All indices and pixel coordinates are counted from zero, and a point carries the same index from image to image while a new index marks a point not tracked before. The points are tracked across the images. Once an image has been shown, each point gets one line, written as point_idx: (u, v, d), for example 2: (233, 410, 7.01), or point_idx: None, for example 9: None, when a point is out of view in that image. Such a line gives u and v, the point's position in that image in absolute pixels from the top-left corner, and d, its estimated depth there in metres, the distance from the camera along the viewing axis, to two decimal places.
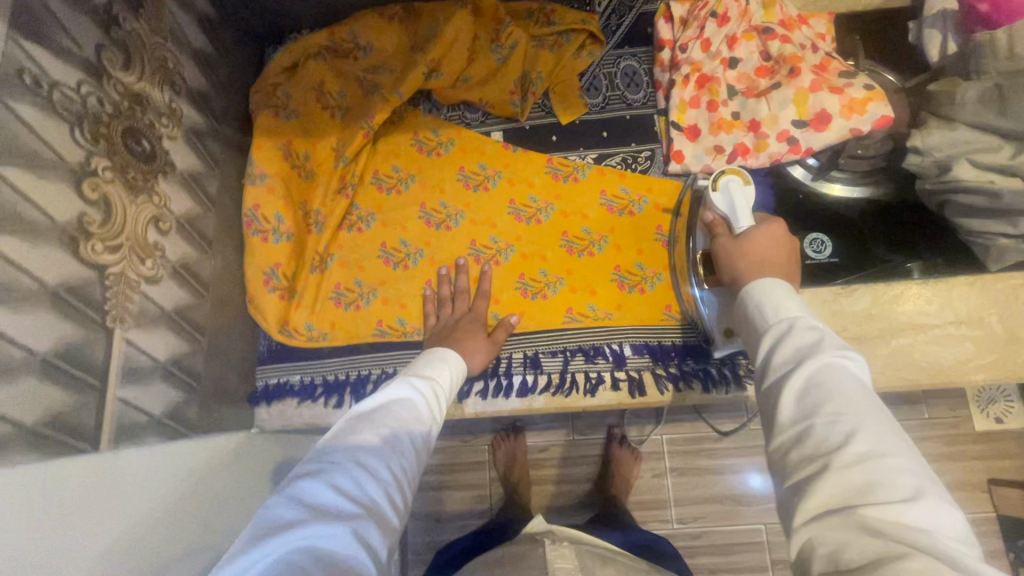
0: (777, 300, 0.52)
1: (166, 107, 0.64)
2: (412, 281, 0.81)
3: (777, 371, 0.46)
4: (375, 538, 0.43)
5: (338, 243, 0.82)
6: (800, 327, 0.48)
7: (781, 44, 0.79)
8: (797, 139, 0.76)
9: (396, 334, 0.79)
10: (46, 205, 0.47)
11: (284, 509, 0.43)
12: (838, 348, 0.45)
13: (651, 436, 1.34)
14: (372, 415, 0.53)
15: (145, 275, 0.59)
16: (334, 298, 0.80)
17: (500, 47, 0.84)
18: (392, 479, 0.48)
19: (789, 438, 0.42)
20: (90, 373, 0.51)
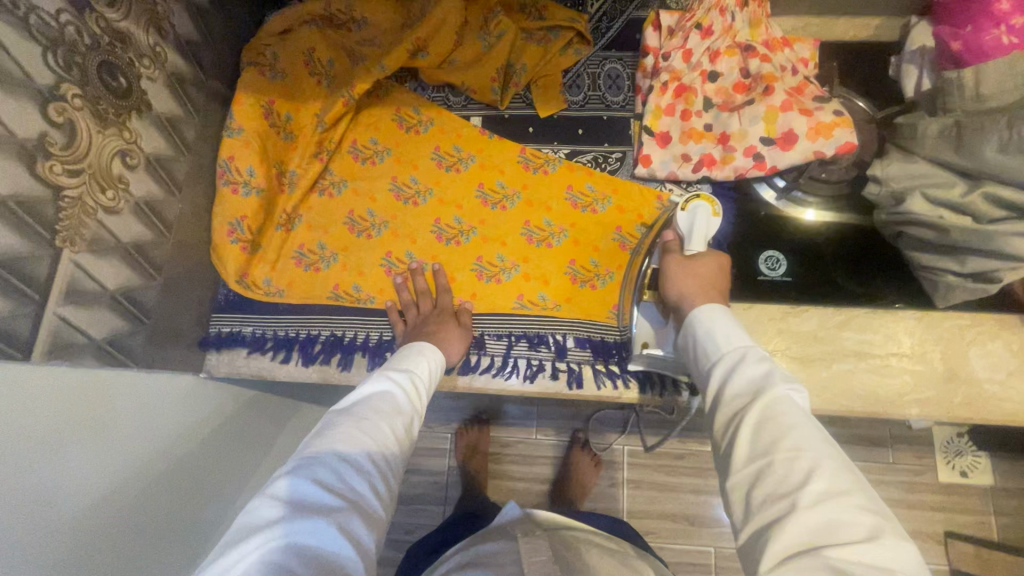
0: (726, 331, 0.57)
1: (149, 50, 0.68)
2: (374, 251, 0.83)
3: (733, 407, 0.50)
4: (361, 531, 0.47)
5: (308, 206, 0.85)
6: (749, 359, 0.53)
7: (760, 63, 0.80)
8: (763, 156, 0.77)
9: (350, 300, 0.82)
10: (8, 119, 0.50)
11: (266, 509, 0.46)
12: (785, 382, 0.50)
13: (615, 445, 1.33)
14: (354, 412, 0.56)
15: (104, 204, 0.62)
16: (296, 258, 0.83)
17: (487, 35, 0.87)
18: (374, 472, 0.52)
19: (751, 474, 0.46)
20: (30, 286, 0.53)
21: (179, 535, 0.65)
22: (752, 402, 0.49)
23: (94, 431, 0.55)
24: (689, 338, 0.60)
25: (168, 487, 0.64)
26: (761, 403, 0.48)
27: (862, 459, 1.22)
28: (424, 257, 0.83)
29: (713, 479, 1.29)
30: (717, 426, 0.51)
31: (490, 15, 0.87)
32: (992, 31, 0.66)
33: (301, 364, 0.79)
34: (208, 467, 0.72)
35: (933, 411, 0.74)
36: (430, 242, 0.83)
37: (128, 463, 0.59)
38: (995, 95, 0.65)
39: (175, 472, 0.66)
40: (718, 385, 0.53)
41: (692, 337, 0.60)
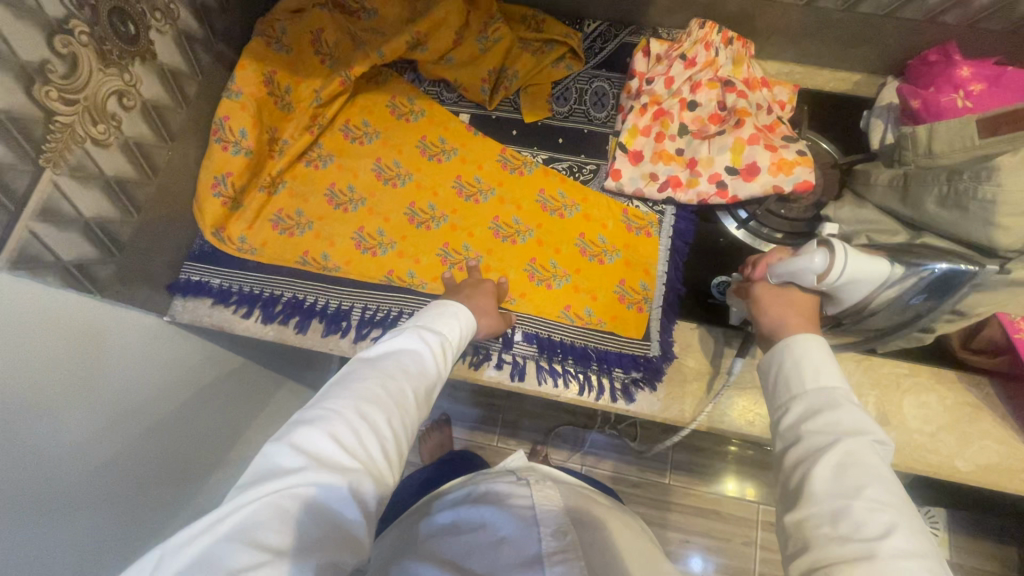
0: (814, 364, 0.53)
1: (163, 5, 0.73)
2: (348, 224, 0.87)
3: (810, 445, 0.48)
4: (370, 495, 0.46)
5: (293, 173, 0.89)
6: (840, 403, 0.50)
7: (736, 98, 0.84)
8: (726, 184, 0.81)
9: (316, 266, 0.85)
10: (13, 39, 0.55)
11: (284, 456, 0.45)
12: (870, 429, 0.48)
13: (570, 464, 1.34)
14: (383, 368, 0.55)
15: (94, 136, 0.66)
16: (273, 221, 0.87)
17: (485, 38, 0.92)
18: (392, 437, 0.50)
19: (826, 514, 0.44)
20: (6, 196, 0.57)
21: (122, 464, 0.68)
22: (834, 447, 0.46)
23: (37, 352, 0.57)
24: (771, 362, 0.56)
25: (108, 421, 0.66)
26: (847, 449, 0.46)
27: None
28: (394, 236, 0.86)
29: (663, 512, 1.28)
30: (794, 451, 0.49)
31: (490, 20, 0.92)
32: (950, 95, 0.71)
33: (260, 321, 0.82)
34: (156, 402, 0.74)
35: None
36: (402, 222, 0.87)
37: (67, 388, 0.60)
38: (946, 152, 0.67)
39: (119, 404, 0.68)
40: (795, 421, 0.51)
41: (776, 364, 0.55)
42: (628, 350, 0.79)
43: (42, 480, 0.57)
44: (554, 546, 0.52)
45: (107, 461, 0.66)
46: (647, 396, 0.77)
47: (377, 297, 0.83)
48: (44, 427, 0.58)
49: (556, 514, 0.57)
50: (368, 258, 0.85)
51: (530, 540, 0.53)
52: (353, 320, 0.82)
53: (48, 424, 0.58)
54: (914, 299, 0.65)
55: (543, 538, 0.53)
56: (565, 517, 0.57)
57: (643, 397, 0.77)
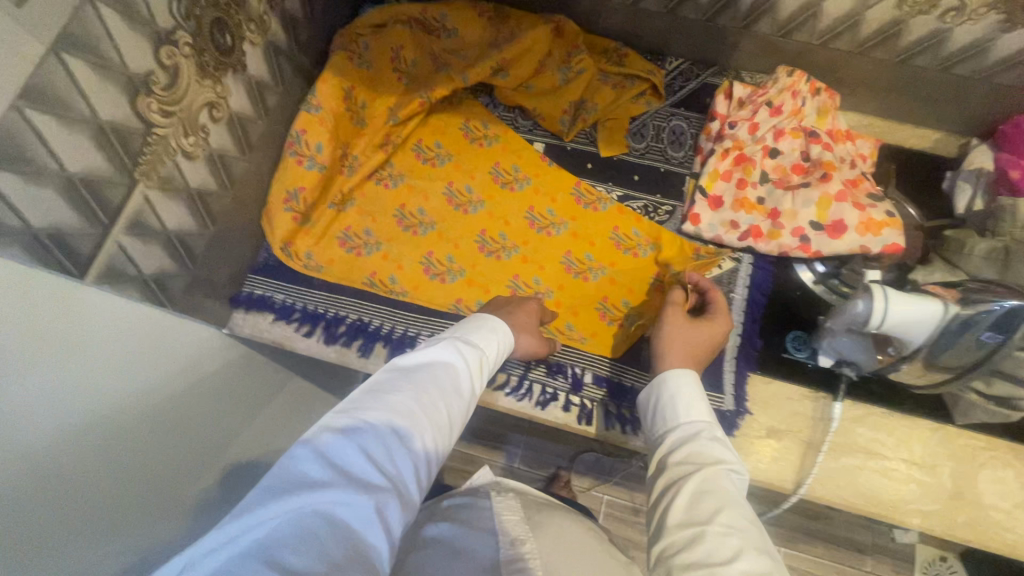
0: (691, 399, 0.61)
1: (258, 16, 0.71)
2: (417, 248, 0.85)
3: (678, 471, 0.54)
4: (395, 515, 0.43)
5: (362, 191, 0.87)
6: (707, 435, 0.57)
7: (821, 150, 0.84)
8: (809, 239, 0.79)
9: (383, 290, 0.83)
10: (126, 51, 0.53)
11: (310, 466, 0.43)
12: (727, 462, 0.54)
13: (591, 491, 1.32)
14: (418, 380, 0.52)
15: (184, 148, 0.64)
16: (340, 239, 0.85)
17: (568, 69, 0.89)
18: (422, 456, 0.48)
19: (682, 540, 0.48)
20: (101, 209, 0.55)
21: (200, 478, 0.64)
22: (697, 475, 0.52)
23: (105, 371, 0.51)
24: (652, 397, 0.64)
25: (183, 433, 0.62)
26: (704, 474, 0.52)
27: (841, 562, 1.17)
28: (464, 264, 0.85)
29: None
30: (662, 485, 0.55)
31: (574, 51, 0.89)
32: None
33: (322, 341, 0.81)
34: (220, 417, 0.71)
35: (934, 526, 0.72)
36: (471, 251, 0.85)
37: (136, 408, 0.55)
38: None
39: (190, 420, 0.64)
40: (671, 455, 0.57)
41: (656, 397, 0.63)
42: None
43: (138, 500, 0.54)
44: (512, 552, 0.54)
45: (192, 466, 0.63)
46: None
47: (445, 326, 0.82)
48: (121, 456, 0.52)
49: (516, 525, 0.58)
50: (436, 284, 0.84)
51: (492, 549, 0.54)
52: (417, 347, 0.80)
53: (122, 451, 0.53)
54: (985, 337, 0.58)
55: (503, 547, 0.54)
56: (525, 526, 0.59)
57: None
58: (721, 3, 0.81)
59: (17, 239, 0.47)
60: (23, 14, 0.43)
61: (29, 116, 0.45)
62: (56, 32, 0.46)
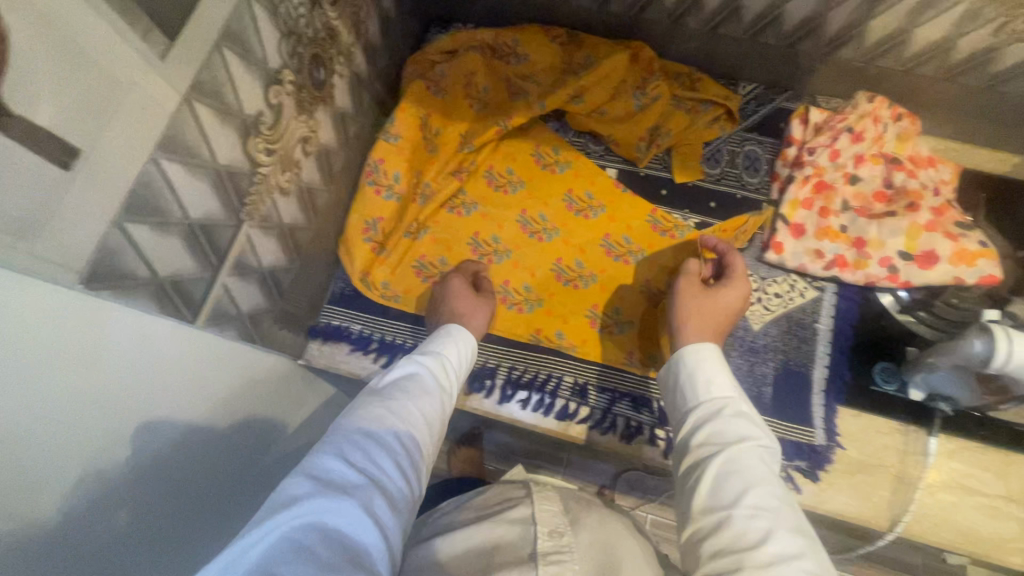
0: (709, 373, 0.58)
1: (347, 48, 0.70)
2: (492, 276, 0.85)
3: (701, 454, 0.52)
4: (385, 512, 0.44)
5: (435, 219, 0.86)
6: (728, 411, 0.54)
7: (905, 177, 0.82)
8: (898, 269, 0.78)
9: (461, 320, 0.82)
10: (242, 94, 0.52)
11: (296, 484, 0.42)
12: (750, 437, 0.51)
13: None
14: (386, 396, 0.55)
15: (281, 185, 0.63)
16: (416, 268, 0.84)
17: (643, 94, 0.88)
18: (401, 454, 0.50)
19: (710, 525, 0.46)
20: (212, 252, 0.54)
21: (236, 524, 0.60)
22: (720, 454, 0.50)
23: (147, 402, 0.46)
24: (672, 374, 0.61)
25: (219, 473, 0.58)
26: (727, 454, 0.50)
27: None
28: (539, 293, 0.84)
29: None
30: (687, 466, 0.52)
31: (650, 77, 0.88)
32: None
33: None
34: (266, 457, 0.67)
35: None
36: (545, 279, 0.85)
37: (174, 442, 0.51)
38: None
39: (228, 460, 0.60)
40: (690, 435, 0.54)
41: (675, 374, 0.60)
42: (790, 437, 0.76)
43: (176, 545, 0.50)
44: (549, 544, 0.51)
45: (239, 510, 0.61)
46: (807, 485, 0.75)
47: (525, 357, 0.81)
48: (163, 489, 0.50)
49: (555, 516, 0.56)
50: (514, 314, 0.83)
51: (527, 540, 0.53)
52: (497, 379, 0.80)
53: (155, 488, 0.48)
54: None
55: (539, 538, 0.53)
56: (564, 519, 0.56)
57: (803, 486, 0.75)
58: (805, 31, 0.80)
59: (142, 290, 0.46)
60: (164, 66, 0.42)
61: (162, 166, 0.45)
62: (188, 83, 0.45)
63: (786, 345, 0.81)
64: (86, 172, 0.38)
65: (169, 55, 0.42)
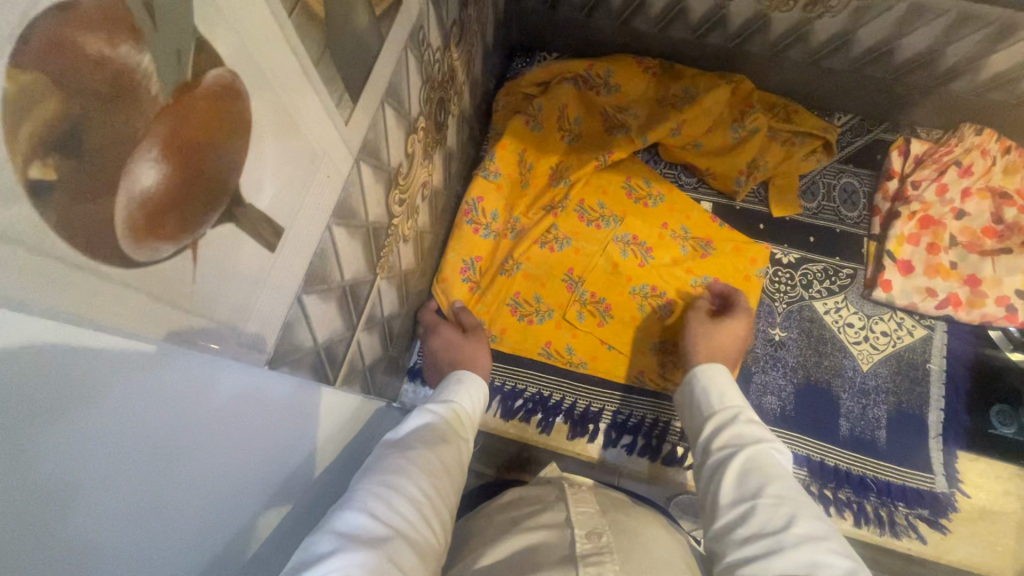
0: (721, 386, 0.58)
1: (460, 87, 0.68)
2: (586, 314, 0.81)
3: (720, 457, 0.51)
4: (410, 564, 0.40)
5: (528, 255, 0.83)
6: (742, 418, 0.54)
7: (1017, 213, 0.80)
8: (1016, 308, 0.76)
9: (561, 361, 0.80)
10: (391, 148, 0.50)
11: (317, 544, 0.38)
12: (766, 440, 0.51)
13: None
14: (402, 444, 0.50)
15: (405, 232, 0.61)
16: (512, 306, 0.82)
17: (741, 127, 0.86)
18: (423, 500, 0.45)
19: (734, 518, 0.45)
20: (356, 310, 0.52)
21: None
22: (738, 453, 0.50)
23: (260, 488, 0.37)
24: (688, 394, 0.62)
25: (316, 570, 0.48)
26: (744, 454, 0.49)
27: None
28: (636, 332, 0.80)
29: None
30: (707, 470, 0.52)
31: (747, 109, 0.87)
32: None
33: (500, 416, 0.78)
34: None
35: None
36: (640, 317, 0.81)
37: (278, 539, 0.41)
38: None
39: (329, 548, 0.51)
40: (709, 442, 0.54)
41: (690, 392, 0.61)
42: (911, 483, 0.73)
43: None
44: (588, 546, 0.45)
45: None
46: (931, 535, 0.71)
47: (629, 400, 0.78)
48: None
49: (593, 517, 0.49)
50: (615, 355, 0.80)
51: (564, 540, 0.47)
52: (600, 423, 0.77)
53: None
54: None
55: (577, 539, 0.46)
56: (602, 519, 0.50)
57: (928, 536, 0.71)
58: (916, 64, 0.78)
59: (307, 361, 0.44)
60: (347, 129, 0.40)
61: (334, 232, 0.43)
62: (359, 143, 0.43)
63: (898, 386, 0.78)
64: (291, 245, 0.36)
65: (351, 118, 0.40)
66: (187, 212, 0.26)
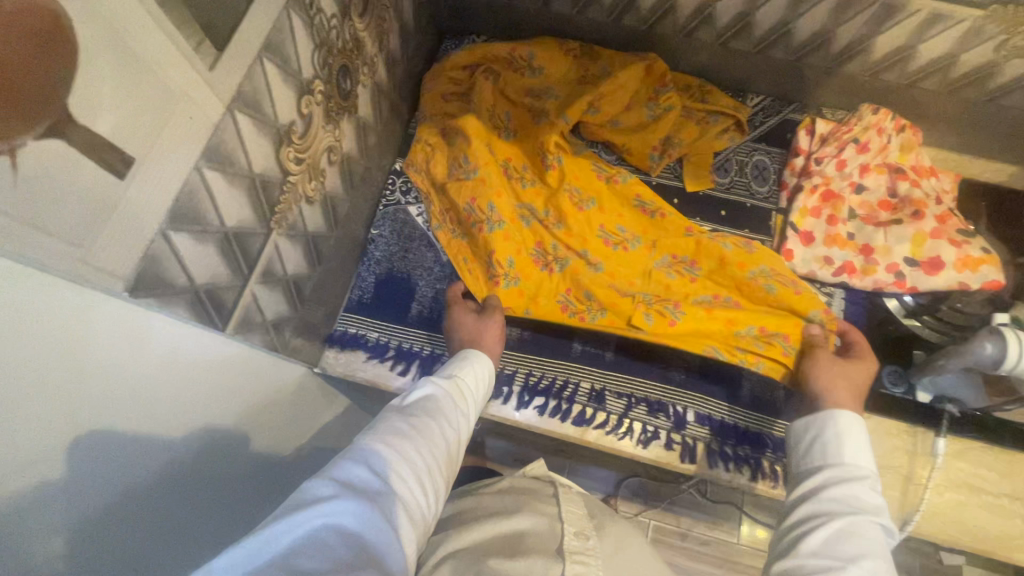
0: (857, 447, 0.58)
1: (370, 59, 0.71)
2: (654, 315, 0.80)
3: (827, 508, 0.52)
4: (401, 519, 0.43)
5: (543, 242, 0.85)
6: (867, 484, 0.54)
7: (909, 186, 0.85)
8: (905, 275, 0.81)
9: (623, 349, 0.80)
10: (278, 105, 0.53)
11: (319, 486, 0.42)
12: (881, 516, 0.51)
13: (639, 517, 1.22)
14: (407, 411, 0.55)
15: (308, 193, 0.64)
16: (562, 302, 0.83)
17: (655, 105, 0.91)
18: (422, 465, 0.50)
19: (817, 564, 0.47)
20: (245, 260, 0.54)
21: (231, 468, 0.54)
22: (845, 513, 0.51)
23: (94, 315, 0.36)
24: (809, 434, 0.61)
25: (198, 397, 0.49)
26: (857, 517, 0.50)
27: None
28: (715, 326, 0.79)
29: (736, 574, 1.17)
30: (802, 512, 0.53)
31: (661, 88, 0.91)
32: None
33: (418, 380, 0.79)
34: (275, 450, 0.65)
35: None
36: (707, 307, 0.80)
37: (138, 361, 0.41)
38: None
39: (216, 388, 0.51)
40: (817, 490, 0.55)
41: (817, 433, 0.61)
42: None
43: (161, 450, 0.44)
44: (575, 543, 0.50)
45: None
46: None
47: (542, 364, 0.81)
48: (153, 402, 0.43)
49: (580, 517, 0.55)
50: (678, 340, 0.79)
51: (553, 534, 0.52)
52: (514, 386, 0.79)
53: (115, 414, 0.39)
54: None
55: (566, 536, 0.51)
56: (590, 522, 0.55)
57: None
58: (813, 45, 0.83)
59: (181, 299, 0.45)
60: (214, 76, 0.43)
61: (205, 174, 0.45)
62: (232, 92, 0.46)
63: None
64: (144, 173, 0.38)
65: (218, 64, 0.43)
66: (26, 107, 0.29)
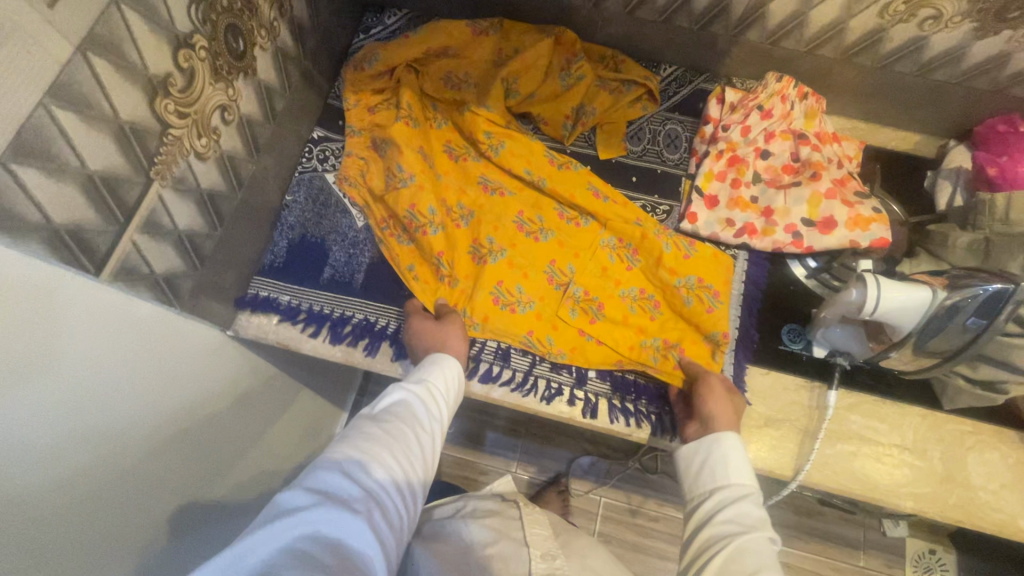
0: (736, 464, 0.63)
1: (268, 23, 0.73)
2: (577, 311, 0.82)
3: (722, 530, 0.56)
4: (381, 523, 0.47)
5: (478, 235, 0.85)
6: (750, 499, 0.59)
7: (811, 150, 0.87)
8: (802, 235, 0.83)
9: (542, 351, 0.79)
10: (147, 54, 0.55)
11: (298, 497, 0.45)
12: (767, 527, 0.56)
13: (588, 493, 1.24)
14: (382, 419, 0.58)
15: (197, 149, 0.65)
16: (495, 295, 0.81)
17: (568, 76, 0.93)
18: (398, 470, 0.53)
19: None
20: (119, 207, 0.56)
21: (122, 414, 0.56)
22: (737, 534, 0.55)
23: None
24: (696, 459, 0.66)
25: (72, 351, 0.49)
26: (748, 535, 0.54)
27: (834, 559, 1.17)
28: (625, 331, 0.81)
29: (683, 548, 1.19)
30: (703, 537, 0.57)
31: (573, 59, 0.93)
32: None
33: (328, 341, 0.81)
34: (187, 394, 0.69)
35: (928, 508, 0.73)
36: (631, 316, 0.82)
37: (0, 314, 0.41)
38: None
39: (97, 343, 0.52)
40: (712, 514, 0.59)
41: (704, 458, 0.65)
42: None
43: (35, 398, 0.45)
44: (542, 566, 0.55)
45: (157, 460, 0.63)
46: None
47: None
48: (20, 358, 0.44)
49: (546, 540, 0.60)
50: (593, 344, 0.80)
51: (520, 556, 0.57)
52: None
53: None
54: (972, 321, 0.64)
55: (533, 559, 0.56)
56: (554, 542, 0.60)
57: None
58: (713, 14, 0.86)
59: (37, 235, 0.47)
60: (56, 15, 0.44)
61: (55, 114, 0.46)
62: (83, 34, 0.47)
63: None
64: None
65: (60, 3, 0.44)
66: None
